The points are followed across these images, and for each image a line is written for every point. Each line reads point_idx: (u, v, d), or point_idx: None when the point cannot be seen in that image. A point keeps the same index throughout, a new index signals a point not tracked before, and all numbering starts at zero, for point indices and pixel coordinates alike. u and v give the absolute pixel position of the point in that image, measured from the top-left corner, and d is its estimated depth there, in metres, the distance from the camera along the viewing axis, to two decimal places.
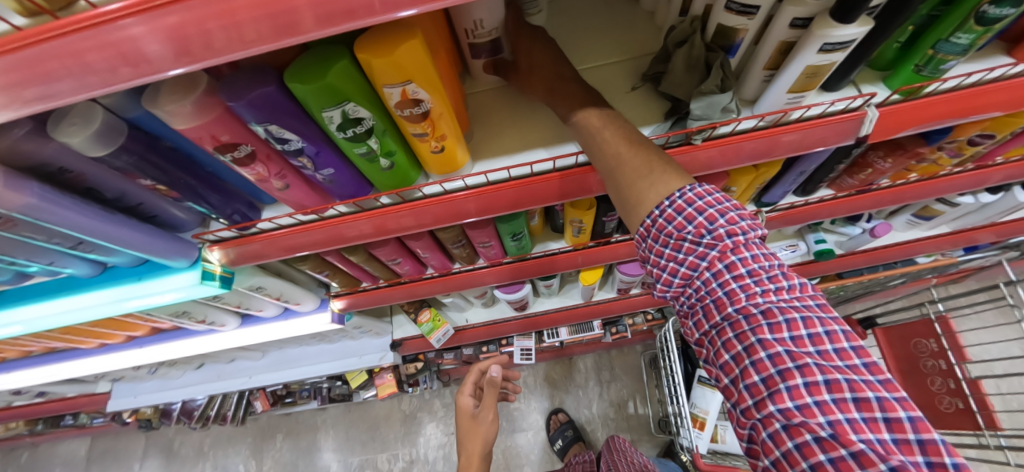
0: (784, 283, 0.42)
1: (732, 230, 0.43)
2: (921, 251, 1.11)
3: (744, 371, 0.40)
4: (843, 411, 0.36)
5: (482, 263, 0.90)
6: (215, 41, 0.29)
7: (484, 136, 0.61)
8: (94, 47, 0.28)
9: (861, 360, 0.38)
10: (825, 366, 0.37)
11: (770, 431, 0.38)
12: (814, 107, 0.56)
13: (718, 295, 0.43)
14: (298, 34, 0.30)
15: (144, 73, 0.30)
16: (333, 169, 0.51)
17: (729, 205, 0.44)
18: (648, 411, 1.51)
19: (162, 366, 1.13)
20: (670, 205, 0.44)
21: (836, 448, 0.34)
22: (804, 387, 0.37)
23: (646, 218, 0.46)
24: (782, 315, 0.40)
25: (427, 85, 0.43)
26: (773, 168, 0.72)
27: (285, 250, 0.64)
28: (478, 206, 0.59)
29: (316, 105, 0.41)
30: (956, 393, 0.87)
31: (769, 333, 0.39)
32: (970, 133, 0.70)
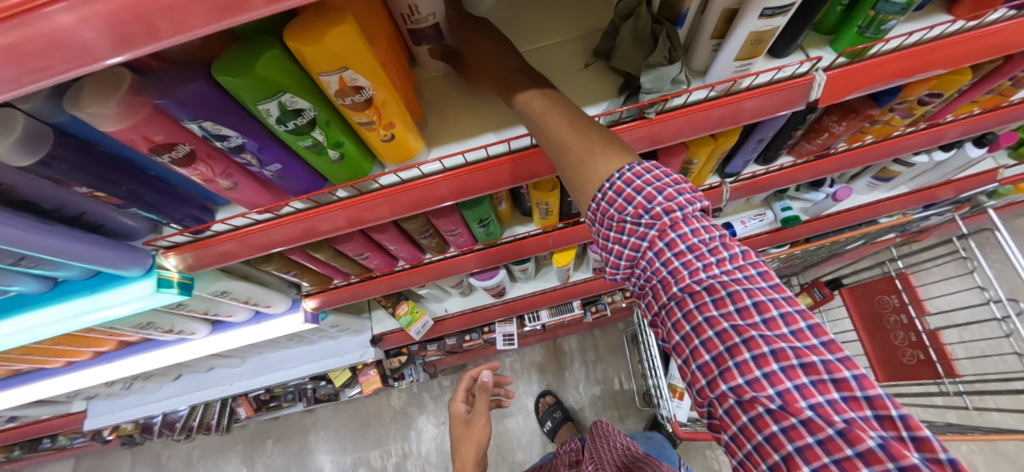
0: (724, 254, 0.43)
1: (670, 207, 0.44)
2: (883, 212, 1.15)
3: (695, 350, 0.42)
4: (791, 378, 0.37)
5: (453, 252, 0.90)
6: (152, 28, 0.28)
7: (441, 122, 0.60)
8: (18, 42, 0.26)
9: (803, 322, 0.40)
10: (768, 336, 0.39)
11: (726, 408, 0.40)
12: (762, 74, 0.57)
13: (664, 275, 0.44)
14: (246, 12, 0.29)
15: (80, 65, 0.28)
16: (281, 164, 0.50)
17: (668, 181, 0.45)
18: (632, 386, 1.55)
19: (137, 380, 1.10)
20: (610, 188, 0.44)
21: (787, 418, 0.36)
22: (752, 361, 0.39)
23: (592, 201, 0.46)
24: (723, 290, 0.41)
25: (366, 72, 0.42)
26: (732, 136, 0.72)
27: (258, 248, 0.62)
28: (452, 189, 0.58)
29: (250, 99, 0.40)
30: (917, 345, 0.91)
31: (714, 309, 0.41)
32: (918, 93, 0.72)
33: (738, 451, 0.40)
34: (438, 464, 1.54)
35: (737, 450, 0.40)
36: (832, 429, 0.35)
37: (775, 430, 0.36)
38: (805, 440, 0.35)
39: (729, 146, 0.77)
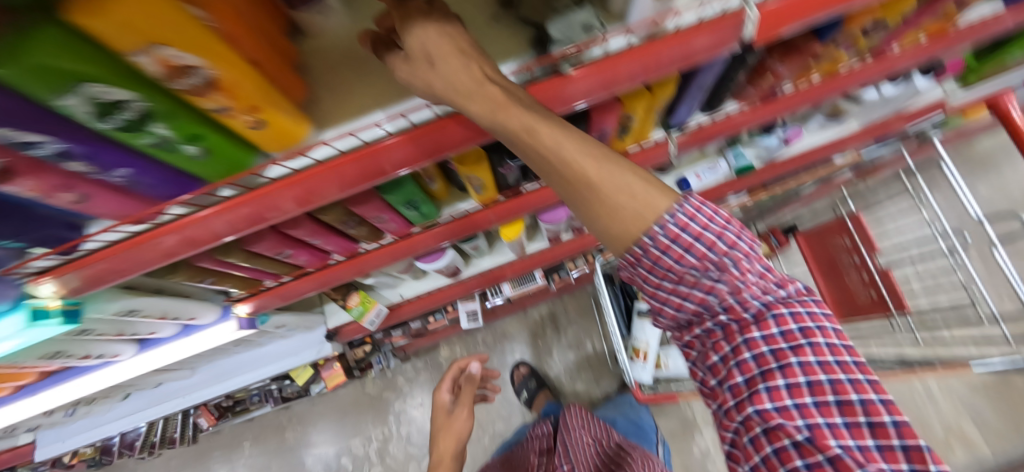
0: (780, 289, 0.43)
1: (731, 242, 0.42)
2: (834, 151, 1.13)
3: (734, 382, 0.42)
4: (824, 415, 0.39)
5: (390, 238, 0.84)
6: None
7: (332, 97, 0.53)
8: None
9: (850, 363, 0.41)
10: (808, 368, 0.40)
11: (751, 435, 0.41)
12: (686, 13, 0.50)
13: (718, 307, 0.43)
14: None
15: None
16: (130, 168, 0.42)
17: (721, 215, 0.42)
18: (604, 347, 1.58)
19: (78, 406, 1.03)
20: (664, 233, 0.40)
21: (813, 453, 0.38)
22: (786, 391, 0.40)
23: (635, 247, 0.41)
24: (772, 316, 0.42)
25: (195, 48, 0.34)
26: (667, 87, 0.67)
27: (130, 268, 0.55)
28: (358, 171, 0.51)
29: (39, 93, 0.31)
30: (870, 284, 0.92)
31: (760, 336, 0.41)
32: (861, 24, 0.68)
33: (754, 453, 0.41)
34: (420, 444, 1.55)
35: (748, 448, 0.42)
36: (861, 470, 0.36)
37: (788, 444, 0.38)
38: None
39: (668, 98, 0.72)
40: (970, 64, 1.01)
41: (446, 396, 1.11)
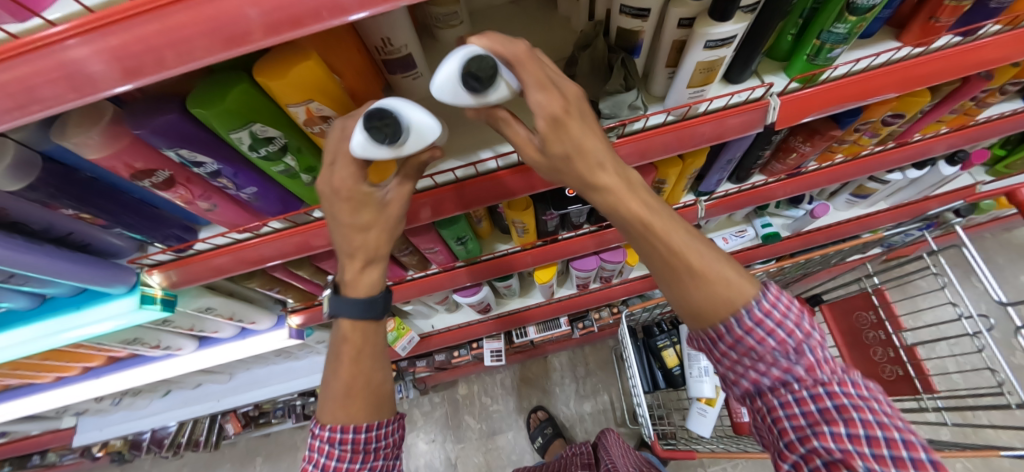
0: (868, 400, 0.40)
1: (805, 342, 0.43)
2: (864, 227, 1.20)
3: (801, 459, 0.41)
4: (871, 445, 0.37)
5: (435, 268, 0.93)
6: (129, 59, 0.31)
7: (462, 137, 0.61)
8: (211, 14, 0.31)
9: (908, 453, 0.37)
10: (873, 436, 0.38)
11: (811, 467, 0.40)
12: (735, 95, 0.61)
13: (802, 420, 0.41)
14: (297, 28, 0.33)
15: (312, 22, 0.33)
16: (256, 187, 0.52)
17: (799, 314, 0.44)
18: (622, 404, 1.60)
19: (126, 395, 1.13)
20: (750, 320, 0.43)
21: (849, 444, 0.38)
22: (847, 437, 0.38)
23: (719, 333, 0.44)
24: (861, 418, 0.38)
25: (332, 103, 0.45)
26: (698, 157, 0.76)
27: (300, 250, 0.63)
28: (479, 192, 0.62)
29: (223, 128, 0.42)
30: (896, 361, 0.96)
31: (851, 442, 0.38)
32: (880, 114, 0.76)
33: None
34: None
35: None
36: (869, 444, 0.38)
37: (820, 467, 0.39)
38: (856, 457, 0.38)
39: (699, 166, 0.80)
40: (998, 157, 1.13)
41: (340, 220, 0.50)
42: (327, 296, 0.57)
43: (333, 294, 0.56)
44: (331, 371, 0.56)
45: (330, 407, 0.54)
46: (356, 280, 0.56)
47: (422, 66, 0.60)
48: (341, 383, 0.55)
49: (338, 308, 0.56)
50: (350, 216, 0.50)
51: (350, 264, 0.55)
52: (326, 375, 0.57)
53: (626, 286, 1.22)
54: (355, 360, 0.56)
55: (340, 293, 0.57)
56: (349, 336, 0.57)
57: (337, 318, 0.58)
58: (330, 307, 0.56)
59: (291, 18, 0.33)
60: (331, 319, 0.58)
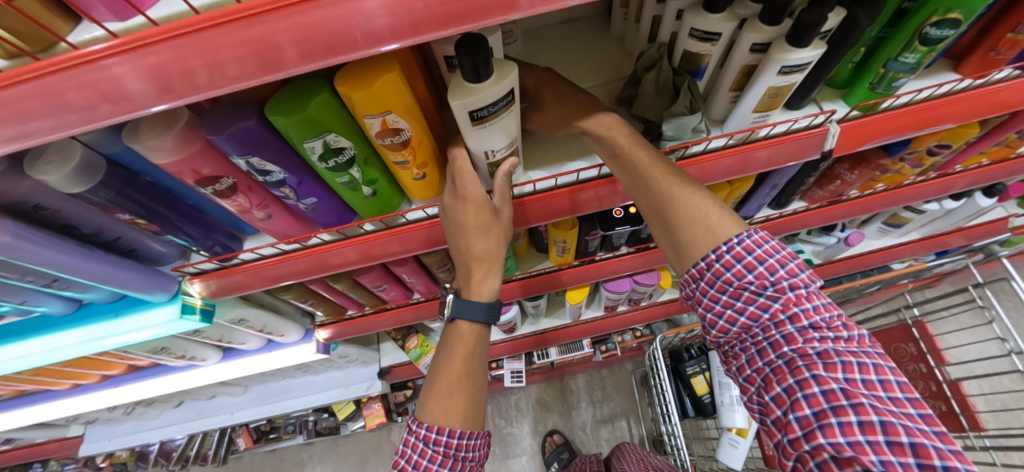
0: (844, 332, 0.50)
1: (794, 283, 0.52)
2: (896, 256, 1.19)
3: (797, 402, 0.48)
4: (849, 397, 0.45)
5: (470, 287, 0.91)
6: (228, 65, 0.30)
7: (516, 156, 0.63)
8: (321, 19, 0.30)
9: (916, 410, 0.45)
10: (878, 407, 0.44)
11: (792, 398, 0.49)
12: (800, 120, 0.60)
13: (774, 338, 0.51)
14: (401, 38, 0.32)
15: (419, 33, 0.32)
16: (316, 198, 0.51)
17: (786, 256, 0.53)
18: (641, 431, 1.55)
19: (139, 405, 1.10)
20: (728, 252, 0.53)
21: (847, 414, 0.45)
22: (812, 378, 0.47)
23: (700, 261, 0.55)
24: (838, 358, 0.47)
25: (407, 115, 0.44)
26: (747, 183, 0.75)
27: (346, 263, 0.61)
28: (538, 211, 0.63)
29: (297, 137, 0.41)
30: (937, 396, 0.93)
31: (823, 370, 0.47)
32: (928, 144, 0.75)
33: (774, 407, 0.51)
34: None
35: (775, 409, 0.51)
36: (876, 417, 0.44)
37: (808, 412, 0.47)
38: (847, 415, 0.45)
39: (745, 191, 0.79)
40: None
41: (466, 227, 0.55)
42: (450, 299, 0.60)
43: (456, 298, 0.60)
44: (443, 363, 0.59)
45: (433, 403, 0.57)
46: (477, 285, 0.60)
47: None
48: (447, 381, 0.58)
49: (461, 310, 0.60)
50: (476, 217, 0.54)
51: (476, 270, 0.59)
52: (434, 365, 0.60)
53: (652, 309, 1.20)
54: (466, 360, 0.59)
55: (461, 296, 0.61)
56: (465, 337, 0.61)
57: (456, 320, 0.61)
58: (451, 308, 0.60)
59: (371, 36, 0.32)
60: (447, 321, 0.62)
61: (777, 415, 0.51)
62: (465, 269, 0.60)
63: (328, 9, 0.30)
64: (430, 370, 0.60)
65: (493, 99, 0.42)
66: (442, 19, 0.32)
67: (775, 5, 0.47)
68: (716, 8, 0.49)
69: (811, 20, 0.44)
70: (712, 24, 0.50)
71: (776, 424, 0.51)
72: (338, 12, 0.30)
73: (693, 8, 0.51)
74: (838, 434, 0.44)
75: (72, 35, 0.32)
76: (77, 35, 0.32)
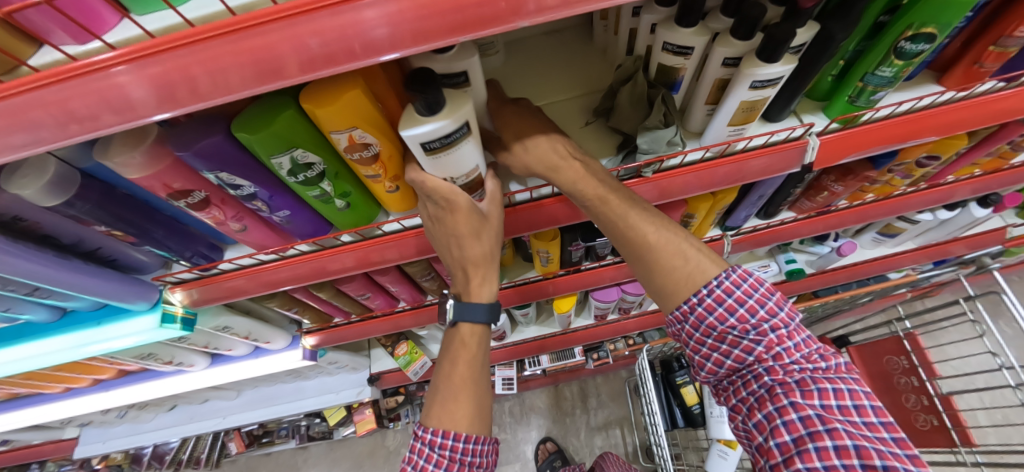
0: (824, 362, 0.50)
1: (773, 315, 0.52)
2: (891, 266, 1.17)
3: (778, 429, 0.48)
4: (824, 422, 0.46)
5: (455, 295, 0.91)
6: (182, 87, 0.31)
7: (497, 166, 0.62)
8: (273, 41, 0.30)
9: (892, 435, 0.45)
10: (852, 431, 0.44)
11: (773, 425, 0.49)
12: (777, 133, 0.60)
13: (755, 369, 0.52)
14: (356, 60, 0.32)
15: (373, 54, 0.32)
16: (289, 211, 0.52)
17: (766, 289, 0.54)
18: (634, 439, 1.54)
19: (132, 409, 1.11)
20: (710, 295, 0.53)
21: (824, 438, 0.45)
22: (790, 406, 0.48)
23: (684, 303, 0.55)
24: (814, 385, 0.48)
25: (374, 130, 0.45)
26: (730, 194, 0.75)
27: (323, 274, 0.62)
28: (532, 218, 0.63)
29: (264, 153, 0.42)
30: (930, 410, 0.93)
31: (800, 397, 0.48)
32: (915, 156, 0.74)
33: (758, 434, 0.52)
34: None
35: (757, 435, 0.51)
36: (850, 441, 0.44)
37: (787, 438, 0.47)
38: (824, 440, 0.45)
39: (729, 202, 0.79)
40: None
41: (456, 235, 0.56)
42: (451, 304, 0.62)
43: (455, 302, 0.61)
44: (445, 370, 0.60)
45: (436, 410, 0.57)
46: (476, 289, 0.61)
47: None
48: (451, 386, 0.58)
49: (463, 313, 0.61)
50: (467, 225, 0.54)
51: (474, 273, 0.60)
52: (436, 374, 0.61)
53: (643, 318, 1.20)
54: (469, 364, 0.59)
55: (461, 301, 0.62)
56: (468, 341, 0.61)
57: (460, 324, 0.62)
58: (454, 312, 0.61)
59: (372, 46, 0.32)
60: (450, 325, 0.63)
61: (760, 441, 0.51)
62: (463, 275, 0.61)
63: (279, 32, 0.30)
64: (434, 374, 0.61)
65: (444, 134, 0.43)
66: (396, 41, 0.32)
67: (747, 20, 0.46)
68: (688, 23, 0.49)
69: (780, 35, 0.44)
70: (684, 37, 0.50)
71: (760, 452, 0.52)
72: (287, 35, 0.30)
73: (666, 22, 0.51)
74: (814, 460, 0.45)
75: (34, 57, 0.32)
76: (38, 58, 0.32)
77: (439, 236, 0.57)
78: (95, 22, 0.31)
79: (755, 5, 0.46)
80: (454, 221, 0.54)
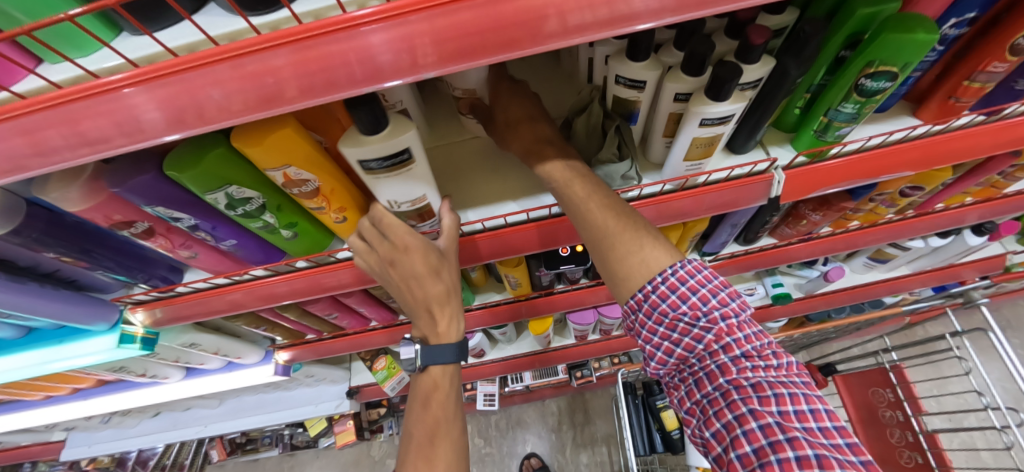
0: (774, 360, 0.49)
1: (725, 313, 0.50)
2: (882, 292, 1.14)
3: (738, 439, 0.46)
4: (784, 431, 0.44)
5: None
6: (83, 137, 0.30)
7: (460, 194, 0.62)
8: (175, 92, 0.29)
9: (846, 441, 0.44)
10: (812, 440, 0.43)
11: (732, 434, 0.47)
12: (737, 168, 0.58)
13: (710, 369, 0.50)
14: (262, 110, 0.31)
15: (283, 104, 0.31)
16: (235, 240, 0.52)
17: (717, 282, 0.52)
18: (619, 458, 1.52)
19: (115, 415, 1.13)
20: (663, 283, 0.51)
21: (785, 450, 0.43)
22: (749, 413, 0.46)
23: (637, 291, 0.52)
24: (770, 390, 0.46)
25: (310, 167, 0.44)
26: (701, 223, 0.73)
27: (278, 298, 0.62)
28: (491, 247, 0.62)
29: (197, 190, 0.42)
30: (914, 446, 0.91)
31: (758, 404, 0.46)
32: (897, 186, 0.72)
33: (716, 444, 0.49)
34: None
35: (716, 446, 0.49)
36: (811, 451, 0.42)
37: (748, 449, 0.45)
38: (786, 451, 0.43)
39: (702, 230, 0.77)
40: None
41: (410, 270, 0.55)
42: (417, 349, 0.59)
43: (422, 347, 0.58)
44: (416, 414, 0.56)
45: (412, 456, 0.52)
46: (444, 329, 0.58)
47: (419, 120, 0.60)
48: (423, 427, 0.54)
49: (431, 357, 0.58)
50: (425, 263, 0.54)
51: (441, 315, 0.58)
52: (406, 419, 0.57)
53: (624, 339, 1.18)
54: (443, 404, 0.56)
55: (427, 345, 0.59)
56: (440, 382, 0.58)
57: (428, 368, 0.59)
58: (422, 356, 0.58)
59: (377, 73, 0.31)
60: (418, 371, 0.59)
61: (719, 452, 0.49)
62: (427, 317, 0.59)
63: (175, 85, 0.29)
64: (403, 426, 0.56)
65: (385, 154, 0.43)
66: (298, 92, 0.30)
67: (695, 57, 0.45)
68: (637, 57, 0.48)
69: (724, 75, 0.42)
70: (636, 71, 0.49)
71: (718, 462, 0.49)
72: (185, 88, 0.29)
73: (617, 55, 0.49)
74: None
75: None
76: None
77: (395, 273, 0.55)
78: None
79: (703, 41, 0.44)
80: (409, 257, 0.54)
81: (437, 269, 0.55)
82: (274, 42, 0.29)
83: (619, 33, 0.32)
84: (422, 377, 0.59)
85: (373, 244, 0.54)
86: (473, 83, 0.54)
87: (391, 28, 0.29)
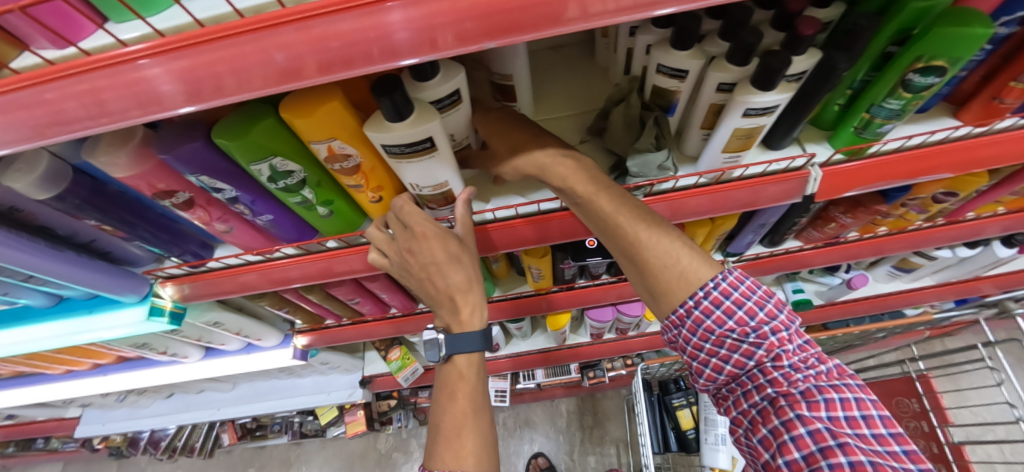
0: (822, 368, 0.47)
1: (773, 323, 0.49)
2: (903, 303, 1.12)
3: (785, 446, 0.45)
4: (835, 437, 0.42)
5: None
6: (141, 96, 0.30)
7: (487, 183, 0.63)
8: (232, 56, 0.29)
9: (900, 448, 0.42)
10: (865, 448, 0.41)
11: (778, 441, 0.46)
12: (775, 163, 0.58)
13: (758, 380, 0.49)
14: (308, 78, 0.31)
15: (335, 72, 0.31)
16: (272, 215, 0.53)
17: (763, 293, 0.51)
18: (627, 460, 1.51)
19: (131, 394, 1.14)
20: (706, 297, 0.50)
21: (836, 455, 0.42)
22: (796, 419, 0.45)
23: (680, 307, 0.51)
24: (820, 396, 0.45)
25: (354, 142, 0.44)
26: (729, 220, 0.72)
27: (306, 277, 0.62)
28: (521, 234, 0.62)
29: (243, 160, 0.42)
30: (938, 458, 0.91)
31: (807, 410, 0.45)
32: (931, 191, 0.70)
33: (763, 451, 0.48)
34: None
35: (763, 453, 0.48)
36: (864, 456, 0.41)
37: (797, 455, 0.44)
38: (837, 456, 0.41)
39: (729, 228, 0.76)
40: None
41: (426, 254, 0.54)
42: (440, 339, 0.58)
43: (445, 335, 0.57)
44: (444, 406, 0.55)
45: (441, 450, 0.52)
46: (467, 317, 0.57)
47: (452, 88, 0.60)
48: (453, 421, 0.54)
49: (455, 344, 0.57)
50: (444, 250, 0.54)
51: (463, 302, 0.57)
52: (434, 413, 0.56)
53: (639, 339, 1.17)
54: (471, 396, 0.55)
55: (450, 332, 0.58)
56: (465, 373, 0.57)
57: (454, 357, 0.58)
58: (445, 345, 0.58)
59: (392, 51, 0.30)
60: (443, 361, 0.58)
61: (765, 459, 0.48)
62: (450, 305, 0.58)
63: (235, 47, 0.29)
64: (431, 417, 0.55)
65: (406, 142, 0.43)
66: (316, 69, 0.30)
67: (741, 46, 0.44)
68: (682, 45, 0.47)
69: (775, 65, 0.41)
70: (679, 60, 0.48)
71: (766, 470, 0.48)
72: (199, 62, 0.29)
73: (661, 44, 0.49)
74: None
75: (15, 60, 0.33)
76: (19, 61, 0.33)
77: (410, 257, 0.55)
78: (68, 29, 0.32)
79: (750, 31, 0.43)
80: (427, 241, 0.53)
81: (456, 254, 0.55)
82: (339, 6, 0.28)
83: (640, 19, 0.31)
84: (447, 367, 0.58)
85: (395, 234, 0.55)
86: (515, 67, 0.53)
87: (408, 7, 0.29)
